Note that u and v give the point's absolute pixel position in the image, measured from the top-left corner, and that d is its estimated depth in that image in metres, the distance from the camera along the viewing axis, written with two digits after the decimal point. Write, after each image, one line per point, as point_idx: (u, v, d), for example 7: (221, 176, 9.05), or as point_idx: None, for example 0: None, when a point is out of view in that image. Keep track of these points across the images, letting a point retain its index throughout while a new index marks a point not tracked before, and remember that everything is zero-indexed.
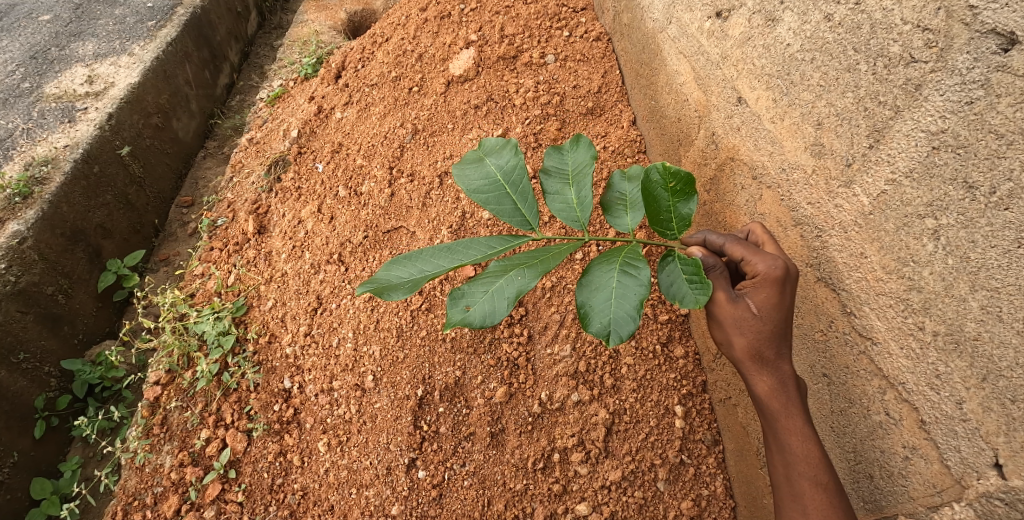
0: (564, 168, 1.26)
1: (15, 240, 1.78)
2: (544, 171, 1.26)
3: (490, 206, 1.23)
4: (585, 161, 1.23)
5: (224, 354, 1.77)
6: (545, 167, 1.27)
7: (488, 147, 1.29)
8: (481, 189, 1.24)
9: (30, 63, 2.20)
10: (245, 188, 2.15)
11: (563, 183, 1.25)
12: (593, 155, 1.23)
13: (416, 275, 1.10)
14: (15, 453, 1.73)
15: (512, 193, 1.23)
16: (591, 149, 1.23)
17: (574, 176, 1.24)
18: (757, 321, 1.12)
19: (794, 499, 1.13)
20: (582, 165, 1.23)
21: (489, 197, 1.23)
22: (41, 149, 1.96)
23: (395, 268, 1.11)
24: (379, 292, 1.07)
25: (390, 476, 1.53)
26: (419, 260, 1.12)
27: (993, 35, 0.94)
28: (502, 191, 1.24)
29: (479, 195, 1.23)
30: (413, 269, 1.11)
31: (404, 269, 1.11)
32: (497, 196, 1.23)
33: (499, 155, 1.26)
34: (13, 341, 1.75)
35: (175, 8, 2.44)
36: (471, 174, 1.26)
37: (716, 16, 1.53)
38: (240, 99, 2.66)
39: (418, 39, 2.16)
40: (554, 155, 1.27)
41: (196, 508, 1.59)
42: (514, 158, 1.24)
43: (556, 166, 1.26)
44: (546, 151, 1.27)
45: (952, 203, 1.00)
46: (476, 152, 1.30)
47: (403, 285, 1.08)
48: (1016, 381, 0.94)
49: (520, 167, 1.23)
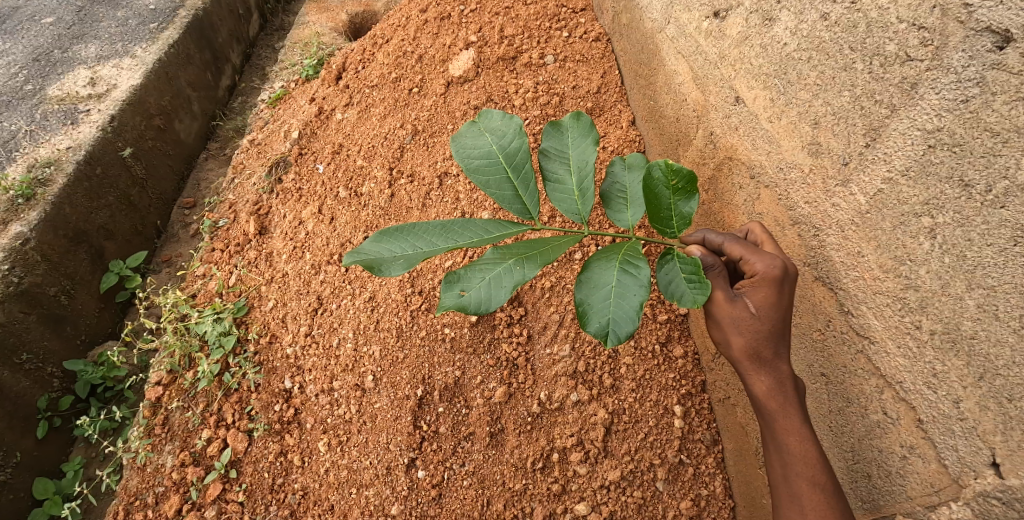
0: (565, 153, 1.25)
1: (18, 241, 1.79)
2: (545, 154, 1.26)
3: (490, 189, 1.23)
4: (586, 146, 1.23)
5: (225, 354, 1.77)
6: (545, 151, 1.26)
7: (488, 121, 1.27)
8: (481, 170, 1.24)
9: (33, 65, 2.21)
10: (246, 189, 2.15)
11: (565, 169, 1.25)
12: (595, 142, 1.23)
13: (408, 251, 1.10)
14: (18, 453, 1.74)
15: (513, 179, 1.24)
16: (593, 133, 1.23)
17: (575, 162, 1.24)
18: (754, 320, 1.12)
19: (791, 499, 1.13)
20: (584, 152, 1.23)
21: (489, 180, 1.24)
22: (44, 151, 1.97)
23: (388, 243, 1.10)
24: (372, 266, 1.07)
25: (390, 475, 1.54)
26: (414, 237, 1.11)
27: (988, 33, 0.94)
28: (503, 175, 1.24)
29: (480, 177, 1.24)
30: (406, 245, 1.10)
31: (396, 244, 1.10)
32: (498, 180, 1.24)
33: (500, 133, 1.25)
34: (15, 341, 1.76)
35: (177, 10, 2.45)
36: (471, 151, 1.26)
37: (714, 16, 1.53)
38: (242, 101, 2.68)
39: (418, 40, 2.17)
40: (554, 135, 1.26)
41: (198, 508, 1.59)
42: (516, 140, 1.23)
43: (557, 150, 1.26)
44: (546, 130, 1.26)
45: (949, 201, 1.00)
46: (476, 124, 1.28)
47: (397, 261, 1.08)
48: (1013, 379, 0.94)
49: (522, 151, 1.23)
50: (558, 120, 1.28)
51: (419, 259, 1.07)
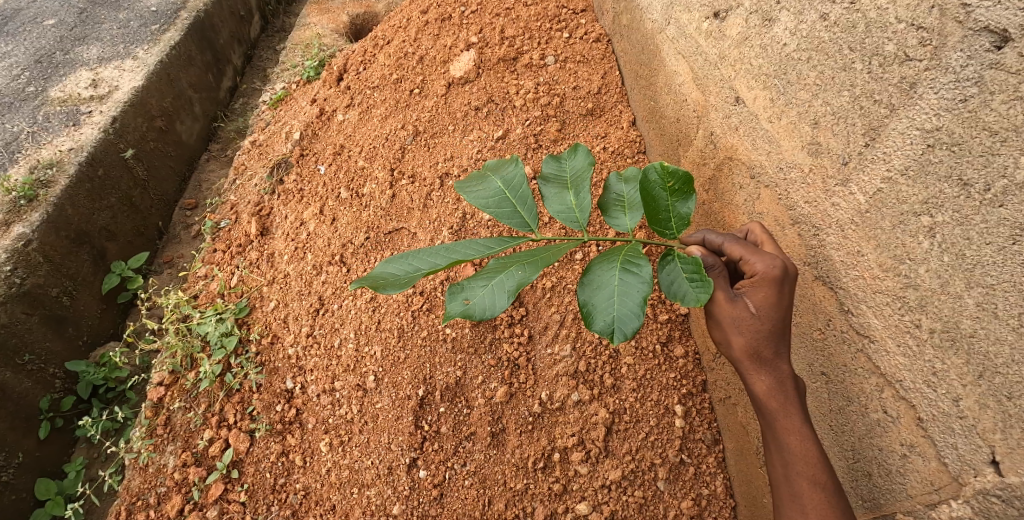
0: (563, 175, 1.26)
1: (20, 243, 1.79)
2: (543, 178, 1.28)
3: (489, 209, 1.23)
4: (582, 167, 1.24)
5: (227, 354, 1.78)
6: (544, 175, 1.28)
7: (490, 164, 1.32)
8: (481, 195, 1.26)
9: (35, 67, 2.22)
10: (247, 190, 2.16)
11: (561, 188, 1.25)
12: (590, 161, 1.24)
13: (411, 271, 1.10)
14: (20, 454, 1.74)
15: (512, 198, 1.24)
16: (588, 155, 1.25)
17: (572, 180, 1.25)
18: (755, 320, 1.13)
19: (792, 499, 1.13)
20: (580, 171, 1.24)
21: (489, 201, 1.24)
22: (46, 153, 1.98)
23: (389, 265, 1.11)
24: (376, 286, 1.07)
25: (391, 475, 1.54)
26: (414, 258, 1.12)
27: (987, 32, 0.94)
28: (502, 196, 1.25)
29: (480, 200, 1.25)
30: (408, 266, 1.11)
31: (398, 265, 1.11)
32: (497, 201, 1.24)
33: (500, 168, 1.29)
34: (18, 343, 1.77)
35: (178, 12, 2.46)
36: (471, 183, 1.29)
37: (714, 16, 1.53)
38: (243, 102, 2.69)
39: (418, 42, 2.18)
40: (552, 163, 1.28)
41: (200, 508, 1.59)
42: (514, 169, 1.27)
43: (555, 173, 1.27)
44: (544, 159, 1.29)
45: (948, 200, 1.01)
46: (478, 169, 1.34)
47: (398, 282, 1.08)
48: (1012, 377, 0.94)
49: (520, 175, 1.25)
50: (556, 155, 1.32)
51: (420, 276, 1.08)
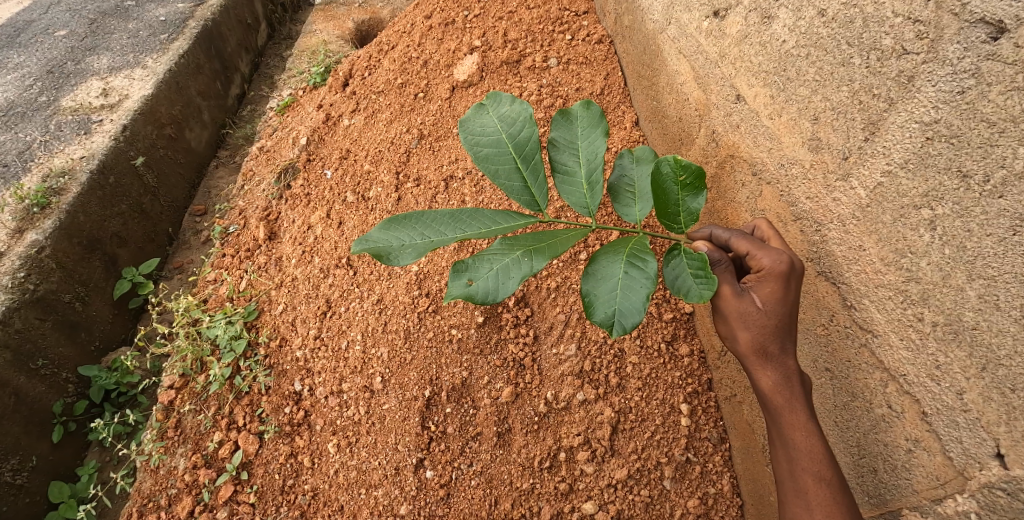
0: (575, 144, 1.22)
1: (33, 249, 1.82)
2: (554, 145, 1.23)
3: (500, 179, 1.20)
4: (595, 138, 1.20)
5: (235, 358, 1.79)
6: (555, 141, 1.23)
7: (498, 112, 1.24)
8: (491, 159, 1.21)
9: (47, 77, 2.26)
10: (255, 196, 2.19)
11: (574, 161, 1.22)
12: (606, 133, 1.19)
13: (417, 240, 1.08)
14: (35, 457, 1.76)
15: (523, 169, 1.21)
16: (603, 125, 1.20)
17: (585, 153, 1.21)
18: (760, 315, 1.13)
19: (798, 495, 1.13)
20: (593, 140, 1.20)
21: (499, 169, 1.20)
22: (58, 161, 2.01)
23: (397, 230, 1.09)
24: (380, 255, 1.06)
25: (399, 476, 1.55)
26: (422, 226, 1.10)
27: (982, 24, 0.95)
28: (513, 166, 1.21)
29: (490, 167, 1.21)
30: (414, 234, 1.09)
31: (404, 233, 1.09)
32: (507, 170, 1.21)
33: (511, 124, 1.22)
34: (32, 348, 1.79)
35: (186, 21, 2.51)
36: (480, 140, 1.23)
37: (714, 15, 1.54)
38: (251, 109, 2.71)
39: (423, 46, 2.20)
40: (563, 125, 1.23)
41: (210, 508, 1.61)
42: (525, 128, 1.20)
43: (567, 141, 1.23)
44: (555, 121, 1.23)
45: (948, 192, 1.01)
46: (485, 113, 1.25)
47: (406, 249, 1.07)
48: (1015, 369, 0.94)
49: (533, 141, 1.20)
50: (566, 110, 1.25)
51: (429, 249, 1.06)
